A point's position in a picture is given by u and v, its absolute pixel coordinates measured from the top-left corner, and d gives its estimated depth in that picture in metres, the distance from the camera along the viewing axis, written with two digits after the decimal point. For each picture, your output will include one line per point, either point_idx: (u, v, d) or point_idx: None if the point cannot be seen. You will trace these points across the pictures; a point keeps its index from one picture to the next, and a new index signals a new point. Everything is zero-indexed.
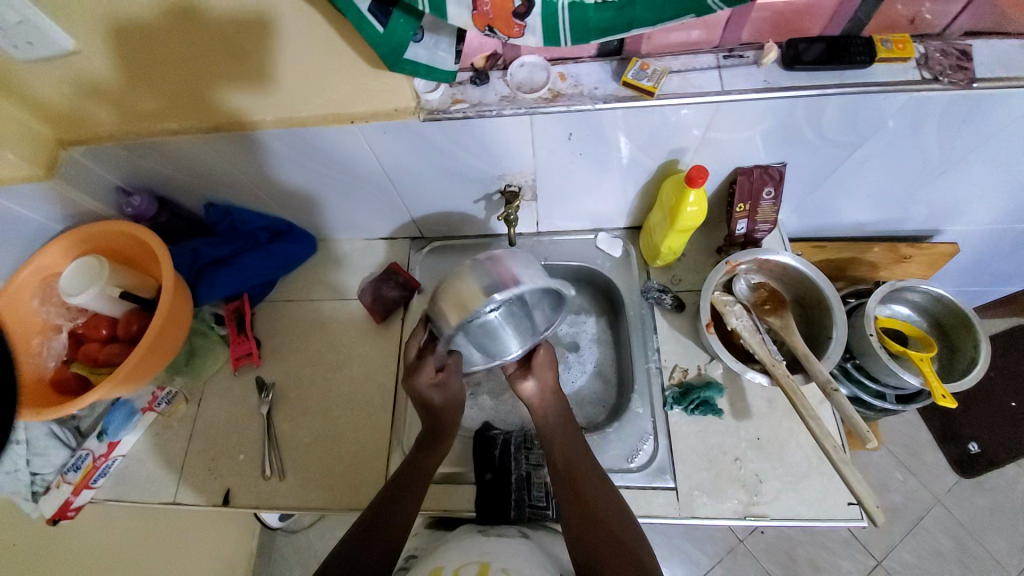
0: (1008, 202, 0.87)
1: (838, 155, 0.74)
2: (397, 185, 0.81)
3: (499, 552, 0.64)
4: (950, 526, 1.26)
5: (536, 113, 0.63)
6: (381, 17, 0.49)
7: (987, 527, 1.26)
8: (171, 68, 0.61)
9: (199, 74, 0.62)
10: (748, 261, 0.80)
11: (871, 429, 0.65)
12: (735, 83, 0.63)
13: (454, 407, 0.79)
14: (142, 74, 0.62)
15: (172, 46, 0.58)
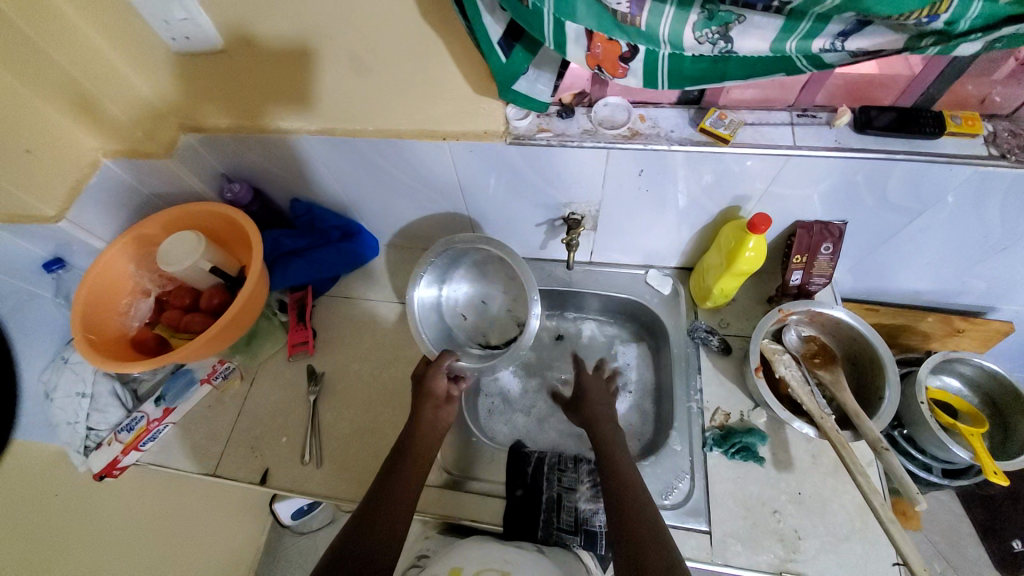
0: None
1: (899, 220, 0.76)
2: (468, 200, 0.87)
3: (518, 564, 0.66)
4: None
5: (615, 147, 0.68)
6: (506, 50, 0.54)
7: None
8: (294, 76, 0.69)
9: (319, 84, 0.69)
10: (801, 312, 0.81)
11: (921, 491, 0.63)
12: (806, 140, 0.66)
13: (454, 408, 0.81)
14: (269, 78, 0.70)
15: (303, 58, 0.66)
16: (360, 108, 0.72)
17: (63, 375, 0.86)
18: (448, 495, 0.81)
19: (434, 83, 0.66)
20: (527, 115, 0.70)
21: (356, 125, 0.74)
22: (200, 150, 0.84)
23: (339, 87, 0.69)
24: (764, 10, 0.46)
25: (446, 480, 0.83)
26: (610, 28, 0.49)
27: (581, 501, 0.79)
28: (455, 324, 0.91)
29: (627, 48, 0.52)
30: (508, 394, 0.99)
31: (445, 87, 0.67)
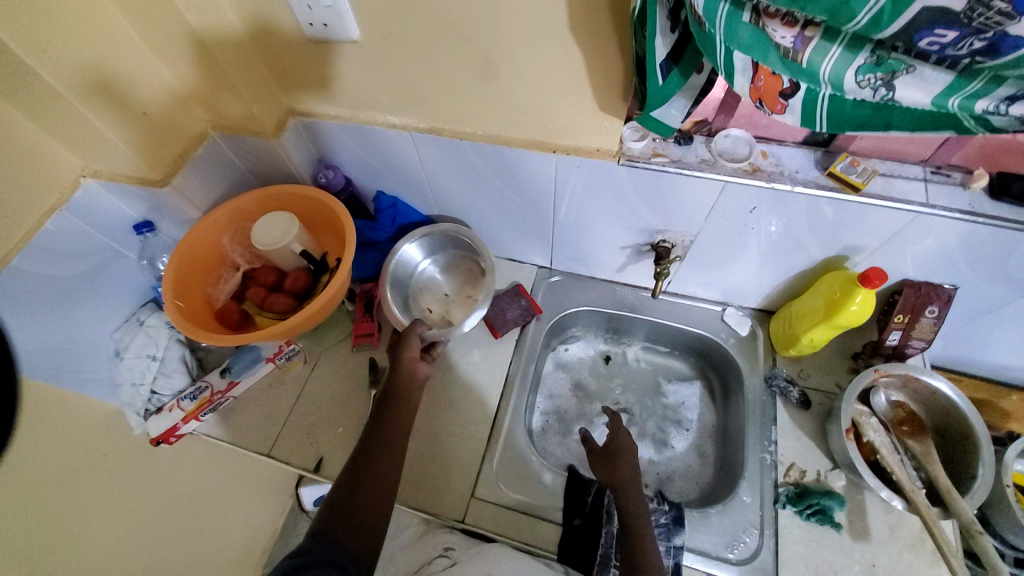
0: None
1: (1016, 292, 0.72)
2: (558, 215, 0.86)
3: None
4: None
5: (733, 182, 0.67)
6: (665, 72, 0.53)
7: None
8: (421, 70, 0.69)
9: (444, 87, 0.70)
10: (897, 375, 0.77)
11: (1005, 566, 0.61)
12: (939, 199, 0.63)
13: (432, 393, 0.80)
14: (398, 77, 0.71)
15: (429, 57, 0.66)
16: (479, 116, 0.73)
17: (137, 337, 0.87)
18: (503, 511, 0.80)
19: (565, 96, 0.66)
20: (642, 137, 0.69)
21: (472, 131, 0.75)
22: (307, 132, 0.86)
23: (464, 87, 0.69)
24: (941, 64, 0.42)
25: (503, 498, 0.81)
26: (769, 57, 0.47)
27: None
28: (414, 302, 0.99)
29: (790, 83, 0.50)
30: (565, 414, 0.98)
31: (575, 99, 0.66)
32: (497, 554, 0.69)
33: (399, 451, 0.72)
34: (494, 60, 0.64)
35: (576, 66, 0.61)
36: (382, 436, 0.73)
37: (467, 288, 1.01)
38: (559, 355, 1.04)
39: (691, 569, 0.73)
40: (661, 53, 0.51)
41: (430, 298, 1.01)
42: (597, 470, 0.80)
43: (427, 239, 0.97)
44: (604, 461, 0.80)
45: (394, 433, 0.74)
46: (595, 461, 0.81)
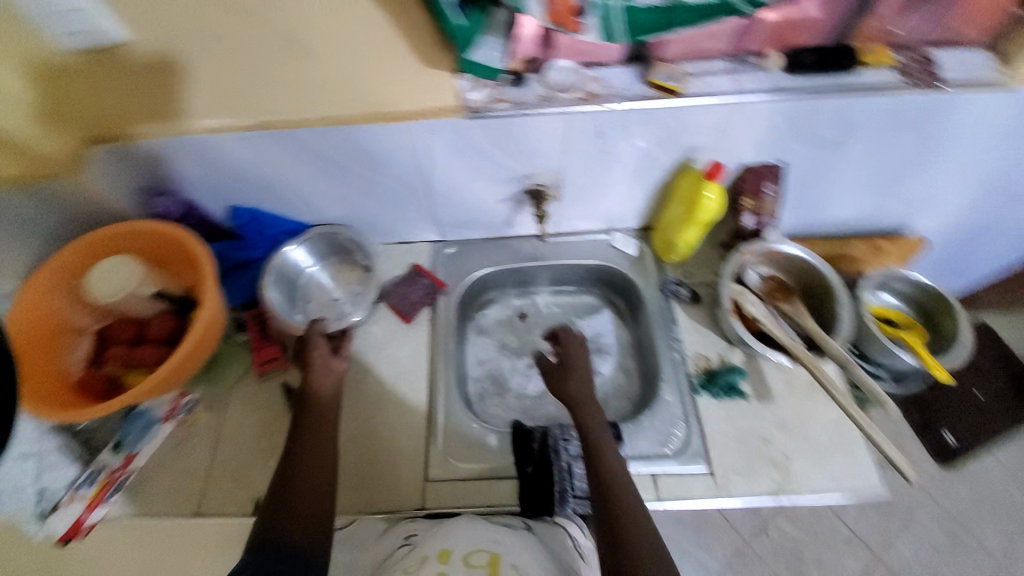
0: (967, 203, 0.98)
1: (831, 153, 0.83)
2: (427, 184, 0.84)
3: (511, 547, 0.65)
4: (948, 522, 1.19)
5: (573, 111, 0.69)
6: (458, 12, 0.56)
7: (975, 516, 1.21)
8: (228, 58, 0.64)
9: (262, 75, 0.66)
10: (758, 251, 0.88)
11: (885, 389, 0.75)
12: (747, 84, 0.70)
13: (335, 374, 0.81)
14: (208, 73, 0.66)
15: (225, 49, 0.63)
16: (308, 100, 0.69)
17: None
18: (459, 485, 0.80)
19: (384, 54, 0.65)
20: (479, 87, 0.69)
21: (308, 120, 0.71)
22: (119, 162, 0.75)
23: (283, 68, 0.66)
24: None
25: (454, 474, 0.81)
26: None
27: None
28: (303, 305, 0.95)
29: None
30: (499, 376, 0.99)
31: (399, 57, 0.65)
32: (457, 522, 0.70)
33: (327, 436, 0.74)
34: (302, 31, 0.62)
35: (379, 23, 0.62)
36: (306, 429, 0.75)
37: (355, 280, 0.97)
38: (478, 321, 1.05)
39: (640, 474, 0.79)
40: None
41: (320, 307, 0.96)
42: (554, 384, 0.80)
43: (303, 249, 0.94)
44: (558, 377, 0.80)
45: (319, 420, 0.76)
46: (551, 377, 0.81)
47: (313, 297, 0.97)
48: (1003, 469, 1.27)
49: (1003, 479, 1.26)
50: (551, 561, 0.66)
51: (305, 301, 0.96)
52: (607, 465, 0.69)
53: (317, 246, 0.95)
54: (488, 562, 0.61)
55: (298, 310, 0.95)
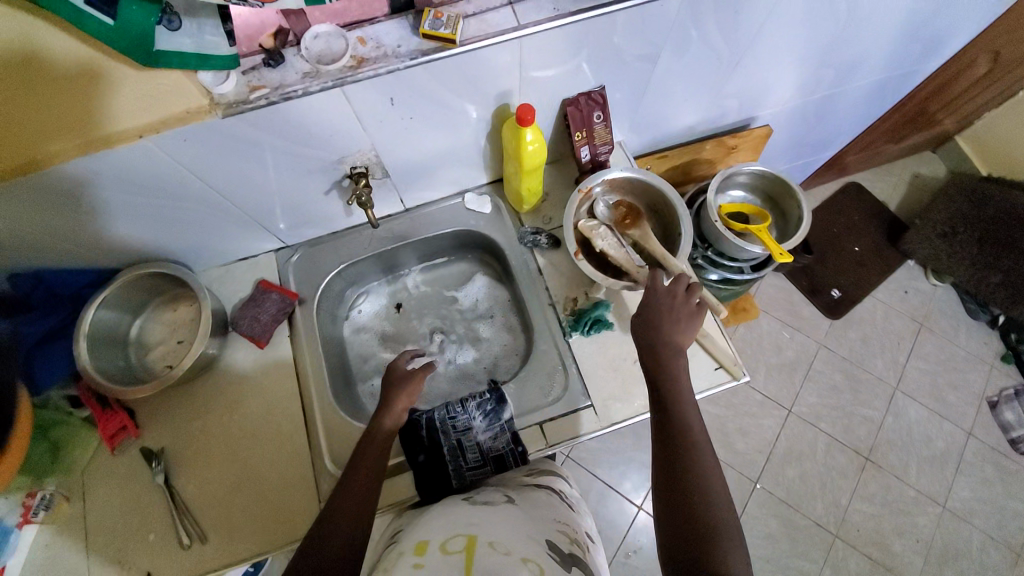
0: (806, 77, 1.02)
1: (646, 67, 0.81)
2: (230, 192, 0.75)
3: (484, 523, 0.60)
4: (836, 362, 1.70)
5: (346, 83, 0.61)
6: (109, 11, 0.51)
7: (865, 354, 1.71)
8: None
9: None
10: (598, 183, 0.87)
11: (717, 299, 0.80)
12: (528, 16, 0.65)
13: (410, 391, 0.77)
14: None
15: None
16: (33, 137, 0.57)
17: None
18: None
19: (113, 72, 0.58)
20: (230, 75, 0.59)
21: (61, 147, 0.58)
22: None
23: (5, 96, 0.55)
24: None
25: None
26: None
27: (479, 434, 0.82)
28: (142, 364, 0.84)
29: None
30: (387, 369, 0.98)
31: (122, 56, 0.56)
32: (438, 513, 0.64)
33: (367, 481, 0.68)
34: (41, 47, 0.55)
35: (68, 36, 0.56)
36: (346, 484, 0.68)
37: (191, 314, 0.88)
38: (352, 319, 1.01)
39: (524, 428, 0.83)
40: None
41: (163, 355, 0.86)
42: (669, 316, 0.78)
43: (113, 301, 0.81)
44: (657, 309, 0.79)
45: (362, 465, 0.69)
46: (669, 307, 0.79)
47: (149, 350, 0.86)
48: (881, 306, 1.76)
49: (882, 308, 1.76)
50: (533, 524, 0.62)
51: (142, 359, 0.85)
52: (692, 426, 0.66)
53: (130, 296, 0.83)
54: (466, 544, 0.54)
55: (137, 371, 0.84)
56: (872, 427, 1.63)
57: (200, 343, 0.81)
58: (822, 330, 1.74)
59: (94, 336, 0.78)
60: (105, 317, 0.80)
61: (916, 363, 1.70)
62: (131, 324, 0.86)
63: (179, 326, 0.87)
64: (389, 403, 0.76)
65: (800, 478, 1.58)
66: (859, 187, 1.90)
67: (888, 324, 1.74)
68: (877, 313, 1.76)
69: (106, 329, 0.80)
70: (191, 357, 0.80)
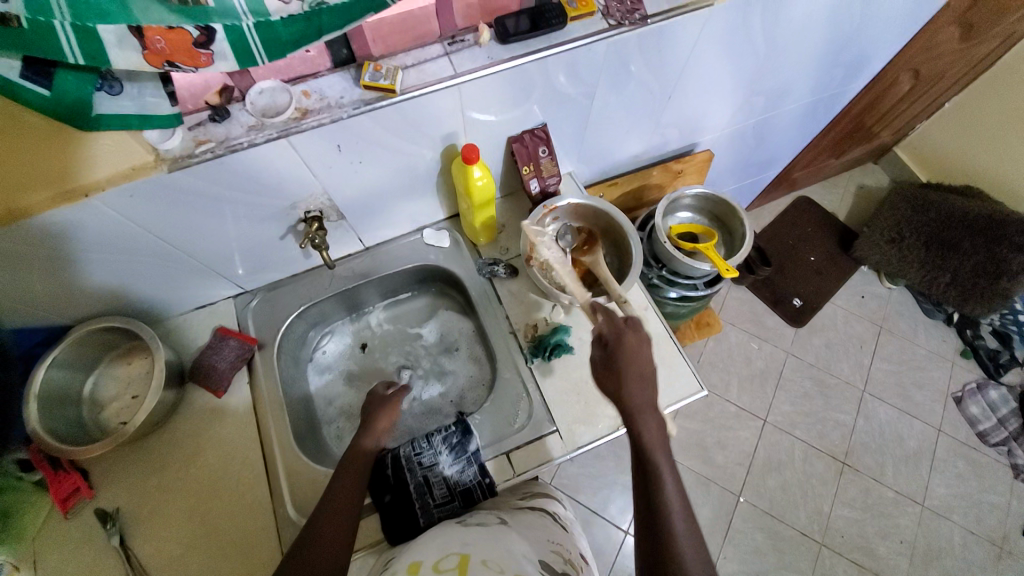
0: (737, 105, 1.10)
1: (584, 104, 0.86)
2: (184, 242, 0.75)
3: (481, 544, 0.61)
4: (805, 369, 1.75)
5: (291, 134, 0.64)
6: (43, 80, 0.51)
7: (830, 359, 1.77)
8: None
9: None
10: (562, 205, 0.92)
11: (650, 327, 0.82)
12: (464, 64, 0.70)
13: (391, 408, 0.80)
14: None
15: None
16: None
17: None
18: None
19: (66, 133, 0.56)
20: (175, 133, 0.62)
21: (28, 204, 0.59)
22: None
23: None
24: None
25: None
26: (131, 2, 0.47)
27: (445, 469, 0.81)
28: (96, 421, 0.82)
29: (197, 32, 0.51)
30: (353, 408, 0.97)
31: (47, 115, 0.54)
32: (432, 535, 0.65)
33: (348, 514, 0.67)
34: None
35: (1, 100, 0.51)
36: (326, 514, 0.66)
37: (147, 367, 0.86)
38: (316, 361, 1.00)
39: (495, 457, 0.83)
40: (10, 72, 0.49)
41: (118, 410, 0.83)
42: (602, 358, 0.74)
43: (65, 359, 0.79)
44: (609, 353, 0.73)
45: (342, 500, 0.67)
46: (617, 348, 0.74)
47: (104, 407, 0.83)
48: (840, 311, 1.84)
49: (841, 314, 1.84)
50: (530, 545, 0.62)
51: (97, 417, 0.82)
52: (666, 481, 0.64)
53: (85, 352, 0.82)
54: (459, 562, 0.56)
55: (90, 430, 0.81)
56: (845, 430, 1.67)
57: (151, 395, 0.79)
58: (788, 339, 1.79)
59: (46, 395, 0.76)
60: (57, 375, 0.78)
61: (878, 364, 1.76)
62: (85, 382, 0.84)
63: (135, 380, 0.85)
64: (373, 422, 0.77)
65: (782, 487, 1.59)
66: (807, 201, 2.01)
67: (849, 329, 1.81)
68: (837, 318, 1.83)
69: (58, 387, 0.78)
70: (146, 405, 0.78)
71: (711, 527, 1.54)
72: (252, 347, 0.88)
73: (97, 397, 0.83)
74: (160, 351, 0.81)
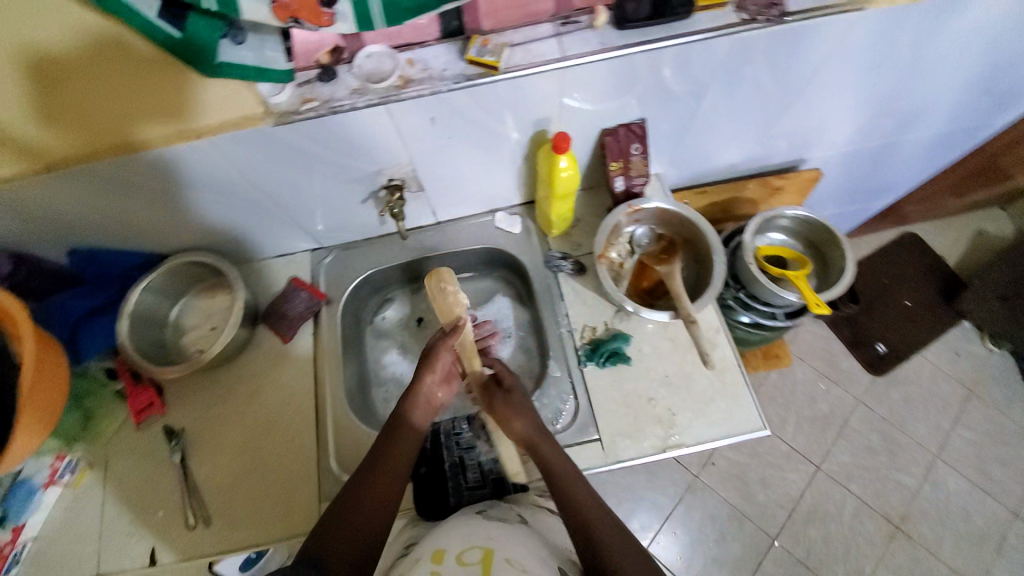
0: (861, 124, 0.98)
1: (690, 103, 0.80)
2: (277, 194, 0.79)
3: (505, 540, 0.60)
4: (875, 422, 1.58)
5: (390, 102, 0.64)
6: (177, 23, 0.54)
7: (907, 416, 1.59)
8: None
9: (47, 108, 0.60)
10: (648, 209, 0.87)
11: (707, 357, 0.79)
12: (573, 48, 0.67)
13: (429, 371, 0.75)
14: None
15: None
16: (124, 129, 0.64)
17: None
18: None
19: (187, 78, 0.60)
20: (285, 88, 0.64)
21: (138, 137, 0.65)
22: None
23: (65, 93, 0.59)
24: None
25: None
26: None
27: (482, 454, 0.82)
28: (177, 346, 0.89)
29: None
30: (402, 376, 0.99)
31: (158, 56, 0.57)
32: (455, 525, 0.64)
33: (385, 488, 0.67)
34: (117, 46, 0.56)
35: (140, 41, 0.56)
36: (366, 485, 0.67)
37: (225, 305, 0.92)
38: (376, 325, 1.03)
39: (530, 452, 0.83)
40: (150, 11, 0.52)
41: (196, 339, 0.90)
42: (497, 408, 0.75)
43: (157, 285, 0.86)
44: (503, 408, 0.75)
45: (383, 472, 0.68)
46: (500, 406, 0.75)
47: (184, 335, 0.90)
48: (930, 367, 1.64)
49: (931, 370, 1.64)
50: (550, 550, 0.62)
51: (177, 342, 0.90)
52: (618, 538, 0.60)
53: (175, 282, 0.89)
54: (482, 557, 0.56)
55: (172, 353, 0.88)
56: (908, 494, 1.50)
57: (226, 331, 0.85)
58: (862, 386, 1.63)
59: (138, 315, 0.83)
60: (149, 299, 0.86)
61: (962, 433, 1.56)
62: (172, 309, 0.91)
63: (214, 314, 0.92)
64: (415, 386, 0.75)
65: (824, 541, 1.47)
66: (913, 239, 1.80)
67: (937, 388, 1.62)
68: (924, 375, 1.63)
69: (149, 310, 0.86)
70: (221, 340, 0.84)
71: (736, 565, 1.45)
72: (321, 300, 0.91)
73: (181, 324, 0.91)
74: (238, 292, 0.86)
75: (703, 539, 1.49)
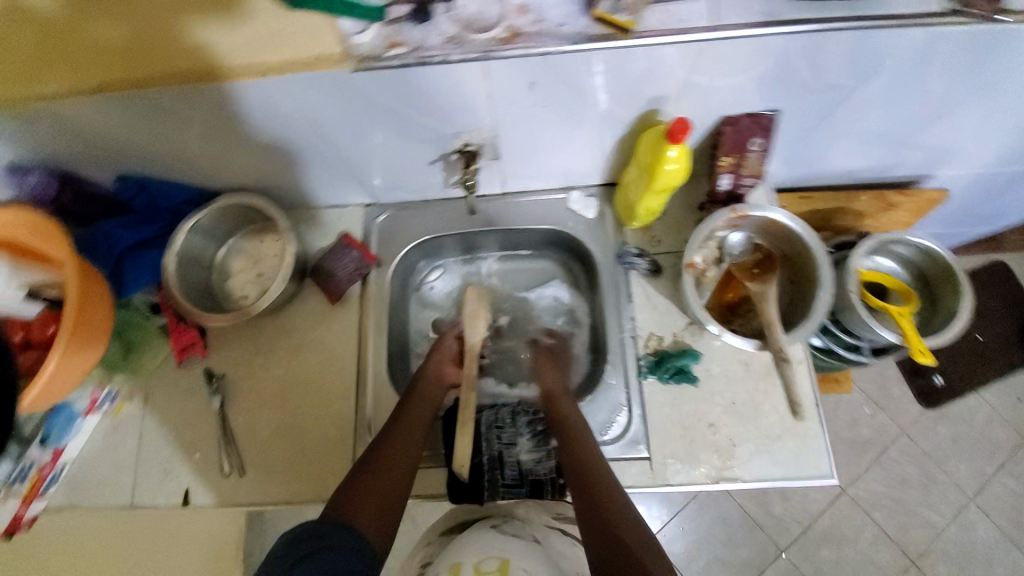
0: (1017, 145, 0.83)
1: (835, 98, 0.66)
2: (341, 144, 0.71)
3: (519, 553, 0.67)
4: (915, 456, 1.50)
5: (490, 58, 0.54)
6: None
7: (950, 455, 1.50)
8: (25, 3, 0.51)
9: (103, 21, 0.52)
10: (754, 217, 0.75)
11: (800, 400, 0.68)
12: (730, 16, 0.55)
13: (441, 362, 0.81)
14: (19, 38, 0.55)
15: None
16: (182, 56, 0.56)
17: None
18: None
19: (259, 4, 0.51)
20: (370, 27, 0.54)
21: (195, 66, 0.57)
22: None
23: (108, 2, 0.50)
24: None
25: None
26: None
27: (523, 453, 0.78)
28: (222, 290, 0.85)
29: None
30: None
31: None
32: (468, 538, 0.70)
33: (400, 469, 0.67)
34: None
35: None
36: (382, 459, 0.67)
37: (274, 253, 0.87)
38: (423, 293, 0.97)
39: None
40: None
41: (243, 284, 0.86)
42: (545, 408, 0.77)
43: (205, 224, 0.81)
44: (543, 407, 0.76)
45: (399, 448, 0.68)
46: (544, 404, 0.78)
47: (229, 278, 0.86)
48: (988, 410, 1.52)
49: (988, 413, 1.52)
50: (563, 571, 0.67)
51: (222, 285, 0.85)
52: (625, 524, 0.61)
53: (223, 222, 0.83)
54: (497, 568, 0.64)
55: (216, 296, 0.84)
56: (931, 532, 1.44)
57: (275, 286, 0.79)
58: (910, 417, 1.53)
59: (185, 254, 0.79)
60: (196, 238, 0.80)
61: (1003, 480, 1.47)
62: (218, 249, 0.86)
63: (260, 261, 0.87)
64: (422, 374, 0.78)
65: (835, 563, 1.43)
66: (1004, 270, 1.61)
67: (992, 432, 1.51)
68: (979, 417, 1.52)
69: (195, 249, 0.81)
70: (268, 297, 0.79)
71: (740, 570, 1.44)
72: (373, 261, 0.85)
73: (227, 266, 0.86)
74: (290, 246, 0.80)
75: (710, 538, 1.48)
